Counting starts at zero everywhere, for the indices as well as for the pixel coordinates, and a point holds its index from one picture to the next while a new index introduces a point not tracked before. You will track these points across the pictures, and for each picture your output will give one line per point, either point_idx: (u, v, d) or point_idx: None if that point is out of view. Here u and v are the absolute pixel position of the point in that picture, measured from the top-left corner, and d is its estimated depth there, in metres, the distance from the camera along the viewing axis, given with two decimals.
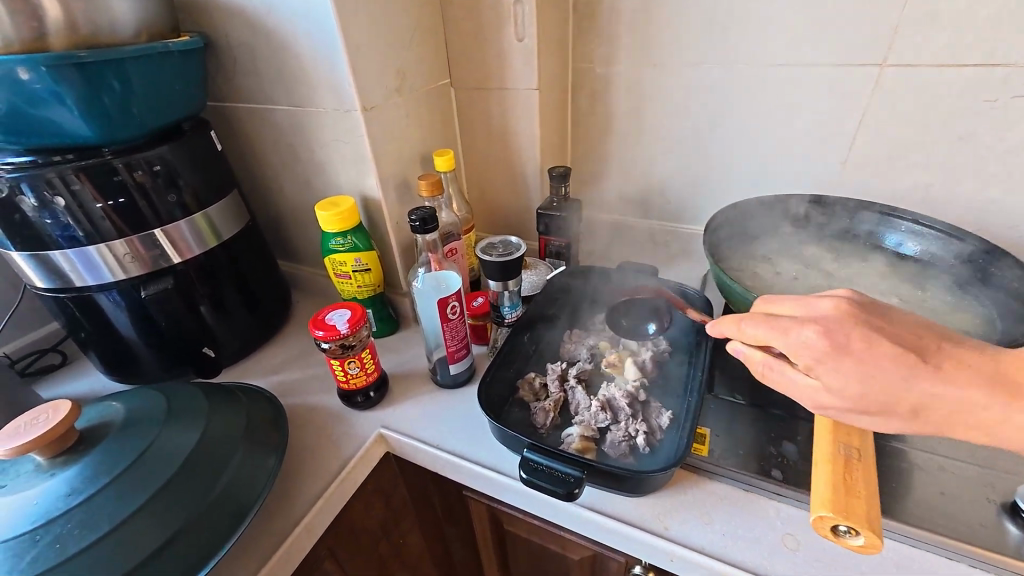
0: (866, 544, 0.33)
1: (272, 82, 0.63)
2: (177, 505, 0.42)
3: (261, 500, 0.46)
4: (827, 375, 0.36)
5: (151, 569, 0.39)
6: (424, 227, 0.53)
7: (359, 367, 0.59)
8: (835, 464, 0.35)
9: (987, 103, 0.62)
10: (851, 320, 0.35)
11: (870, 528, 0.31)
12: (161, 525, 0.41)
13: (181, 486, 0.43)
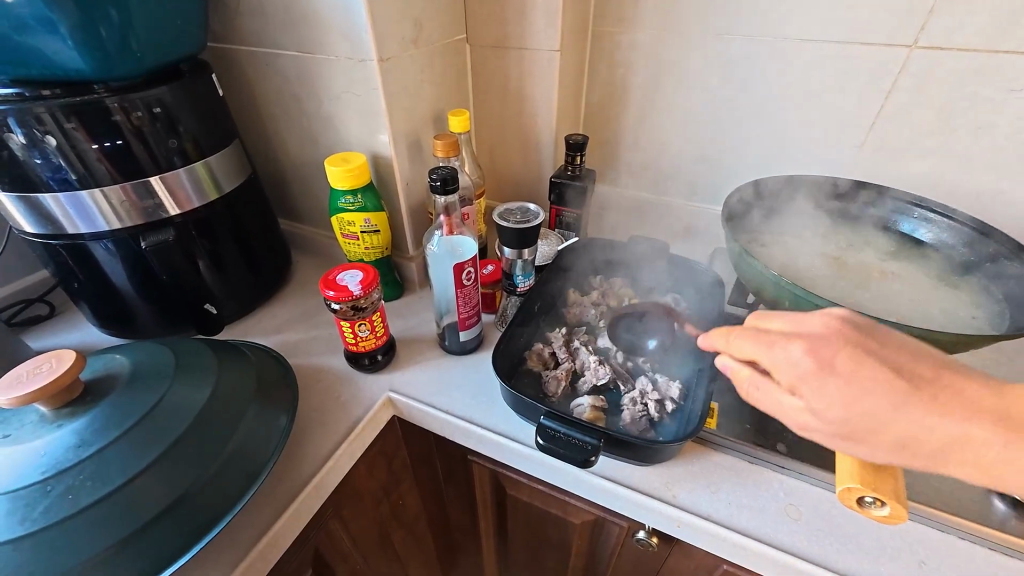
0: (890, 514, 0.34)
1: (281, 24, 0.59)
2: (190, 463, 0.41)
3: (272, 463, 0.45)
4: (814, 396, 0.33)
5: (164, 523, 0.39)
6: (444, 187, 0.51)
7: (368, 330, 0.58)
8: None
9: (1011, 92, 0.62)
10: (844, 344, 0.33)
11: (897, 497, 0.32)
12: (175, 481, 0.40)
13: (194, 443, 0.42)
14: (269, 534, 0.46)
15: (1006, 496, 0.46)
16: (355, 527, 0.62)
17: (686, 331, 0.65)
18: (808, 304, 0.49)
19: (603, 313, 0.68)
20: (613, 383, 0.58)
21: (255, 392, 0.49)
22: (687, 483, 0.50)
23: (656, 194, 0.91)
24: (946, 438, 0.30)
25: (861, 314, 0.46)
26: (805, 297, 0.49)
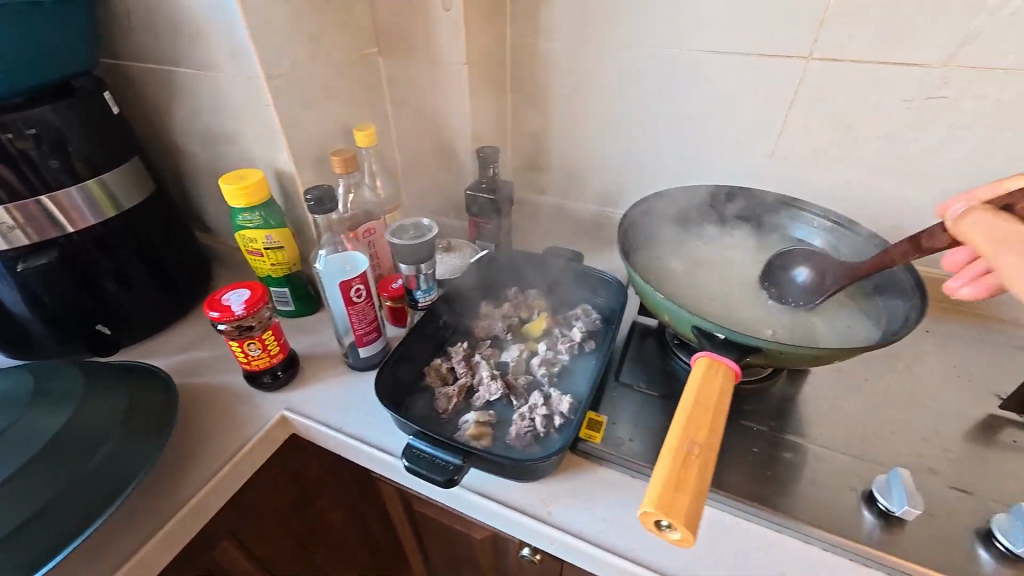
0: (682, 538, 0.32)
1: (170, 42, 0.59)
2: (35, 490, 0.42)
3: (141, 476, 0.45)
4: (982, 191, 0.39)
5: (10, 546, 0.39)
6: (320, 206, 0.51)
7: (261, 349, 0.58)
8: (676, 457, 0.33)
9: (905, 103, 0.63)
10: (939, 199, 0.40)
11: (687, 526, 0.30)
12: (15, 510, 0.41)
13: (42, 470, 0.42)
14: (135, 559, 0.46)
15: (874, 508, 0.47)
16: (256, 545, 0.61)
17: (591, 342, 0.65)
18: (682, 320, 0.49)
19: (512, 326, 0.68)
20: (506, 398, 0.58)
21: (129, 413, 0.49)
22: (566, 498, 0.50)
23: (585, 203, 0.91)
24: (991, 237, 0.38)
25: (728, 330, 0.46)
26: (677, 313, 0.48)
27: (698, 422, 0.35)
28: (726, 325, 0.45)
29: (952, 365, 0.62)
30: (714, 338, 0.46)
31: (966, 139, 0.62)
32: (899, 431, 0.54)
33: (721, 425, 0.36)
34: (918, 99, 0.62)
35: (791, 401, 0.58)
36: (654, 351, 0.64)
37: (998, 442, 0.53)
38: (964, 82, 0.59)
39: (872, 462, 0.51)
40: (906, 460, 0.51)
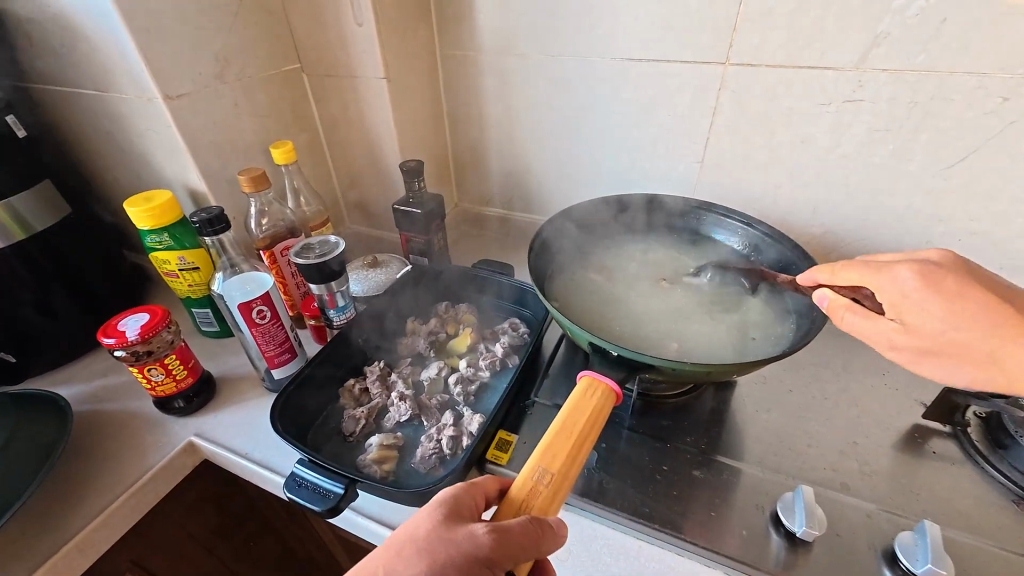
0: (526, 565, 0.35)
1: (72, 65, 0.58)
2: None
3: (16, 503, 0.45)
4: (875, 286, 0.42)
5: None
6: (211, 228, 0.50)
7: (164, 374, 0.56)
8: (519, 492, 0.35)
9: (823, 106, 0.62)
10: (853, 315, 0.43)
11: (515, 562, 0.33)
12: None
13: None
14: None
15: (780, 529, 0.45)
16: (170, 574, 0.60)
17: (514, 357, 0.63)
18: (581, 337, 0.47)
19: (436, 342, 0.66)
20: (418, 418, 0.56)
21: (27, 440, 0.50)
22: None
23: (528, 213, 0.91)
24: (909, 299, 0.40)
25: (621, 345, 0.44)
26: (577, 331, 0.47)
27: (551, 453, 0.37)
28: (616, 342, 0.43)
29: (878, 372, 0.62)
30: (607, 355, 0.45)
31: (886, 143, 0.61)
32: (814, 444, 0.53)
33: (580, 456, 0.37)
34: (834, 103, 0.61)
35: (710, 415, 0.57)
36: (577, 364, 0.63)
37: (915, 453, 0.52)
38: (877, 86, 0.58)
39: (783, 477, 0.50)
40: (817, 474, 0.50)
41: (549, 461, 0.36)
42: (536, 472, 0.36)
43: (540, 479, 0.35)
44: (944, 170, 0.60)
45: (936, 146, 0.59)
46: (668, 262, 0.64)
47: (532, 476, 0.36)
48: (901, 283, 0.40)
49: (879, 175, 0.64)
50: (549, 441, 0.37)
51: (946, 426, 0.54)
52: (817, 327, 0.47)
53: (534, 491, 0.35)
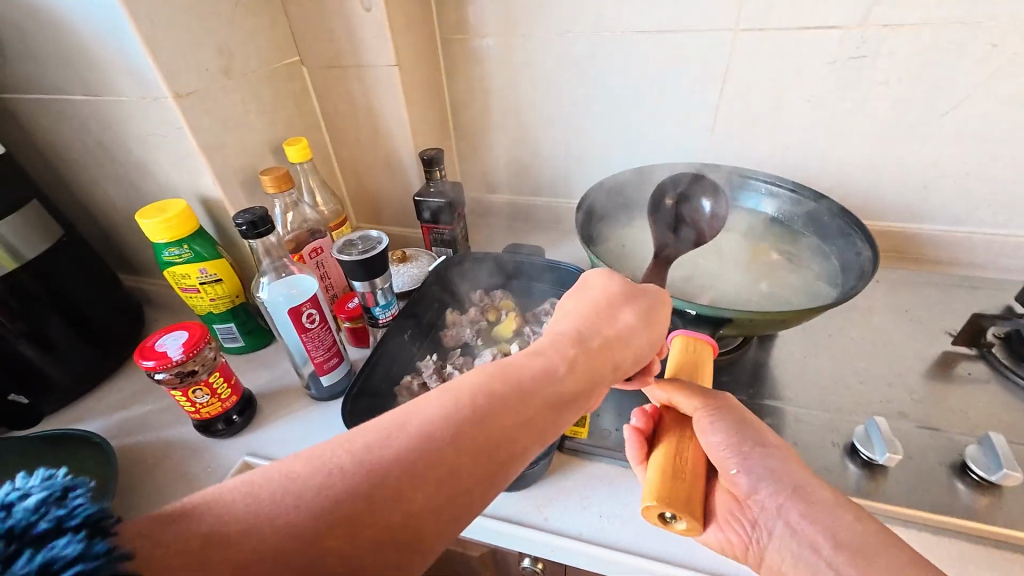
0: (688, 527, 0.37)
1: (56, 68, 0.52)
2: None
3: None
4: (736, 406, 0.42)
5: None
6: (256, 230, 0.46)
7: (208, 395, 0.52)
8: (668, 451, 0.40)
9: (828, 65, 0.65)
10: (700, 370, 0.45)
11: (687, 511, 0.36)
12: None
13: None
14: None
15: (858, 460, 0.48)
16: None
17: None
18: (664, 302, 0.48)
19: (480, 330, 0.65)
20: None
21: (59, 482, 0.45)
22: (562, 500, 0.48)
23: (539, 196, 0.91)
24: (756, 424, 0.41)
25: (697, 304, 0.46)
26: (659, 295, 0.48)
27: (680, 416, 0.43)
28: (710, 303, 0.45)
29: (900, 311, 0.67)
30: (686, 314, 0.47)
31: (887, 96, 0.65)
32: (864, 381, 0.57)
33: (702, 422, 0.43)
34: (838, 61, 0.65)
35: (763, 367, 0.59)
36: None
37: (951, 378, 0.57)
38: (878, 42, 0.62)
39: (846, 416, 0.53)
40: (873, 408, 0.54)
41: (648, 336, 0.40)
42: (637, 356, 0.40)
43: (619, 362, 0.38)
44: (940, 116, 0.65)
45: (932, 95, 0.64)
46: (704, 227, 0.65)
47: (642, 349, 0.40)
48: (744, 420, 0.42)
49: (883, 125, 0.68)
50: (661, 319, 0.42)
51: (972, 349, 0.59)
52: (876, 264, 0.50)
53: (600, 366, 0.37)
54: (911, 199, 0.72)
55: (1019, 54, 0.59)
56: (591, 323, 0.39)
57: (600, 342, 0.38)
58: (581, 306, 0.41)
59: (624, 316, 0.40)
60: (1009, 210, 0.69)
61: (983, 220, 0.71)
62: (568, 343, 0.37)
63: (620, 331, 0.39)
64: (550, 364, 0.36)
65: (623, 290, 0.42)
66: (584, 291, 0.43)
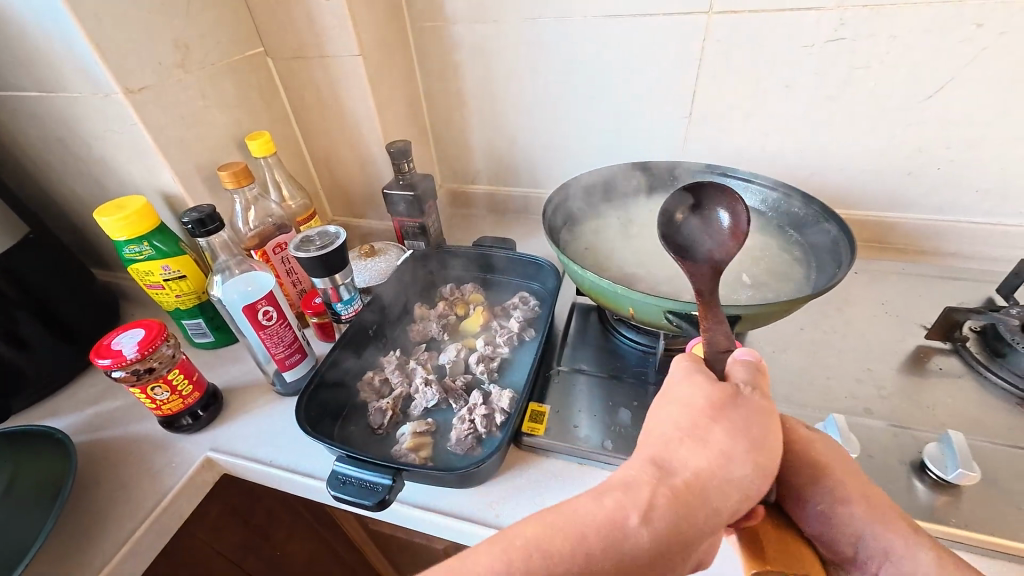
0: None
1: (8, 64, 0.52)
2: None
3: (44, 532, 0.42)
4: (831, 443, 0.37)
5: None
6: (203, 228, 0.46)
7: (168, 392, 0.52)
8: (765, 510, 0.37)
9: (806, 49, 0.63)
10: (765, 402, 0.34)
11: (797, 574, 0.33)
12: None
13: None
14: None
15: None
16: None
17: (530, 332, 0.63)
18: (650, 306, 0.48)
19: (447, 325, 0.65)
20: (445, 402, 0.55)
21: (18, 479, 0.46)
22: (516, 497, 0.48)
23: (517, 186, 0.90)
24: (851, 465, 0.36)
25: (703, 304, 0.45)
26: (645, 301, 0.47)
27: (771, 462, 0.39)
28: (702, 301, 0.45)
29: (878, 304, 0.65)
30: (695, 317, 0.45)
31: (867, 81, 0.63)
32: (833, 376, 0.56)
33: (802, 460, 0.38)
34: (817, 45, 0.62)
35: None
36: (595, 328, 0.63)
37: (923, 372, 0.56)
38: (858, 24, 0.59)
39: (809, 412, 0.52)
40: (839, 404, 0.53)
41: (754, 460, 0.31)
42: (748, 490, 0.31)
43: (718, 506, 0.30)
44: (923, 101, 0.62)
45: (914, 79, 0.61)
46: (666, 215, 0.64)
47: (747, 478, 0.31)
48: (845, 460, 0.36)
49: (864, 111, 0.65)
50: (769, 432, 0.32)
51: (947, 343, 0.58)
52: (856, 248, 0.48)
53: (691, 511, 0.30)
54: (894, 187, 0.70)
55: (1005, 34, 0.56)
56: (675, 449, 0.32)
57: (688, 479, 0.31)
58: (669, 422, 0.33)
59: (716, 433, 0.32)
60: (995, 199, 0.67)
61: (968, 209, 0.69)
62: (649, 480, 0.31)
63: (718, 461, 0.31)
64: (618, 513, 0.30)
65: (713, 394, 0.33)
66: (664, 397, 0.35)
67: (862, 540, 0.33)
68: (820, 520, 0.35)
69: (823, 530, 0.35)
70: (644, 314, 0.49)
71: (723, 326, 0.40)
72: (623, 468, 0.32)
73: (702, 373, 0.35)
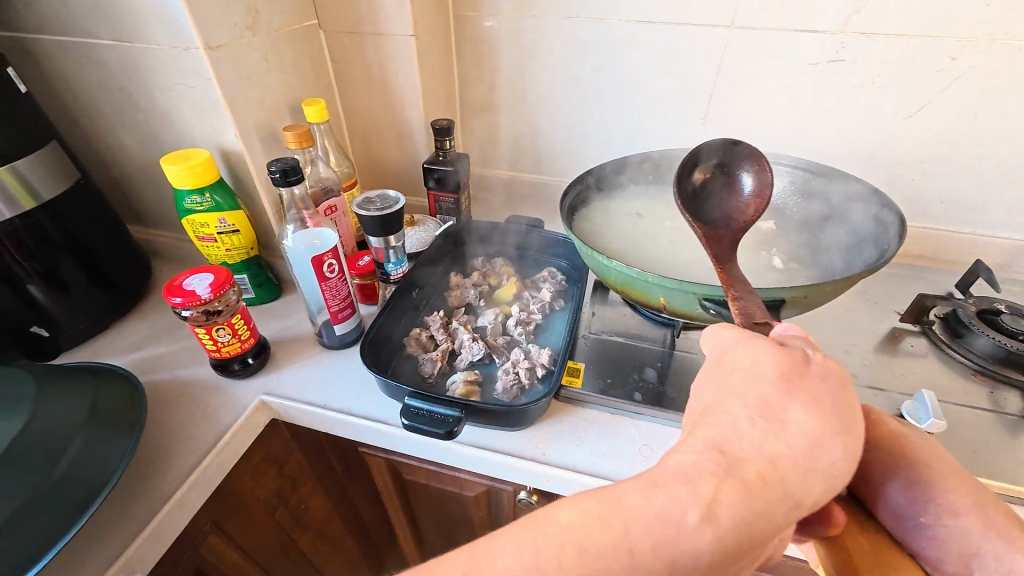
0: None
1: (86, 11, 0.53)
2: (12, 487, 0.38)
3: (122, 469, 0.42)
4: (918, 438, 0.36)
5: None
6: (286, 179, 0.49)
7: (230, 334, 0.55)
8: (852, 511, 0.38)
9: (811, 66, 0.72)
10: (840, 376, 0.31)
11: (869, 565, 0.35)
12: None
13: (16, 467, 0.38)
14: (123, 559, 0.42)
15: None
16: (241, 537, 0.61)
17: (560, 302, 0.68)
18: (685, 293, 0.52)
19: (482, 292, 0.70)
20: (488, 357, 0.60)
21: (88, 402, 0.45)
22: (559, 439, 0.53)
23: (536, 174, 0.95)
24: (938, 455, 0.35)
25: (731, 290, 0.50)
26: (682, 289, 0.51)
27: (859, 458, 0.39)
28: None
29: (859, 295, 0.75)
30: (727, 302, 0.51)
31: (858, 99, 0.73)
32: None
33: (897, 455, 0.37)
34: (819, 64, 0.71)
35: None
36: (618, 302, 0.70)
37: (897, 351, 0.65)
38: (856, 48, 0.69)
39: None
40: None
41: (837, 445, 0.29)
42: (819, 485, 0.29)
43: (792, 500, 0.28)
44: (904, 120, 0.72)
45: (900, 99, 0.71)
46: (659, 212, 0.72)
47: (831, 465, 0.29)
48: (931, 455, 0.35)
49: (853, 126, 0.75)
50: (852, 412, 0.30)
51: (915, 326, 0.68)
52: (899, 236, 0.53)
53: (762, 504, 0.28)
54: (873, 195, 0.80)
55: (974, 68, 0.66)
56: (744, 435, 0.30)
57: (761, 469, 0.28)
58: (735, 402, 0.31)
59: (793, 416, 0.30)
60: (954, 209, 0.78)
61: (933, 217, 0.80)
62: (716, 471, 0.28)
63: (796, 447, 0.29)
64: (676, 509, 0.28)
65: (782, 370, 0.31)
66: (729, 370, 0.33)
67: (984, 560, 0.31)
68: (931, 537, 0.33)
69: (936, 550, 0.33)
70: (678, 302, 0.53)
71: (754, 296, 0.44)
72: (683, 454, 0.30)
73: (767, 342, 0.33)
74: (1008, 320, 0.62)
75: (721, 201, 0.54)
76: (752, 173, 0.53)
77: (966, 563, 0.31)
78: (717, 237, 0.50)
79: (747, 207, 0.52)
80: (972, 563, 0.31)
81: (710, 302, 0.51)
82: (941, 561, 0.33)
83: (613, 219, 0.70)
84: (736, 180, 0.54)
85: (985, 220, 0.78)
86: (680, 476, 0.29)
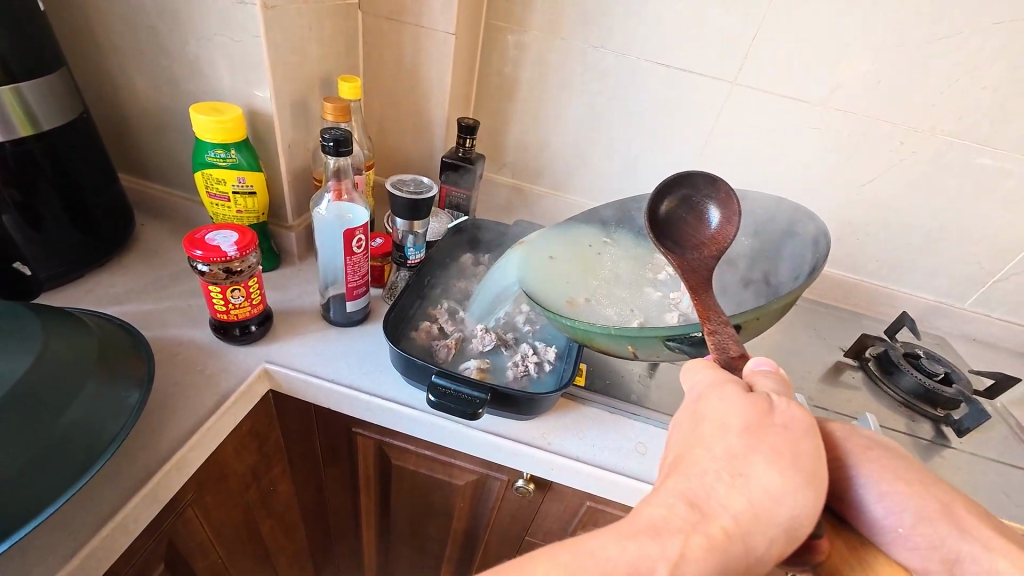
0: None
1: None
2: (7, 440, 0.35)
3: (120, 441, 0.39)
4: (885, 451, 0.39)
5: None
6: (337, 148, 0.50)
7: (243, 297, 0.54)
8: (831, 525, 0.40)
9: (793, 130, 0.83)
10: (809, 433, 0.35)
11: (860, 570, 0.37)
12: None
13: (14, 419, 0.35)
14: (119, 516, 0.40)
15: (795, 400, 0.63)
16: (213, 513, 0.58)
17: None
18: (648, 339, 0.52)
19: None
20: (498, 348, 0.63)
21: (95, 361, 0.42)
22: (562, 432, 0.56)
23: (538, 185, 1.00)
24: (909, 466, 0.39)
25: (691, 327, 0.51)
26: (644, 336, 0.51)
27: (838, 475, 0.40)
28: (694, 323, 0.50)
29: (811, 333, 0.86)
30: (691, 337, 0.50)
31: (827, 164, 0.85)
32: None
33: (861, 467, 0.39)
34: (801, 129, 0.82)
35: None
36: None
37: (843, 385, 0.75)
38: (832, 120, 0.81)
39: None
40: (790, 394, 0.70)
41: (796, 501, 0.33)
42: (781, 533, 0.32)
43: (753, 552, 0.32)
44: (859, 186, 0.85)
45: (859, 170, 0.84)
46: (590, 242, 0.73)
47: (791, 518, 0.33)
48: (894, 465, 0.38)
49: (819, 187, 0.87)
50: (814, 467, 0.34)
51: (854, 362, 0.80)
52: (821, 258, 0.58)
53: (725, 557, 0.31)
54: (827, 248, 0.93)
55: (915, 154, 0.80)
56: (711, 491, 0.34)
57: (726, 526, 0.32)
58: (705, 456, 0.35)
59: (755, 472, 0.33)
60: (887, 268, 0.92)
61: (869, 273, 0.94)
62: (684, 526, 0.32)
63: (757, 503, 0.33)
64: (646, 562, 0.31)
65: (748, 426, 0.35)
66: (701, 418, 0.37)
67: (966, 565, 0.35)
68: (912, 546, 0.37)
69: (920, 558, 0.37)
70: (645, 349, 0.53)
71: (728, 328, 0.47)
72: (656, 507, 0.34)
73: (735, 392, 0.37)
74: (926, 363, 0.75)
75: (690, 229, 0.60)
76: (718, 205, 0.59)
77: (949, 566, 0.36)
78: (680, 262, 0.56)
79: (717, 235, 0.58)
80: (954, 566, 0.35)
81: (673, 342, 0.51)
82: (926, 568, 0.36)
83: (549, 254, 0.69)
84: (705, 211, 0.60)
85: (910, 280, 0.93)
86: (651, 529, 0.32)
